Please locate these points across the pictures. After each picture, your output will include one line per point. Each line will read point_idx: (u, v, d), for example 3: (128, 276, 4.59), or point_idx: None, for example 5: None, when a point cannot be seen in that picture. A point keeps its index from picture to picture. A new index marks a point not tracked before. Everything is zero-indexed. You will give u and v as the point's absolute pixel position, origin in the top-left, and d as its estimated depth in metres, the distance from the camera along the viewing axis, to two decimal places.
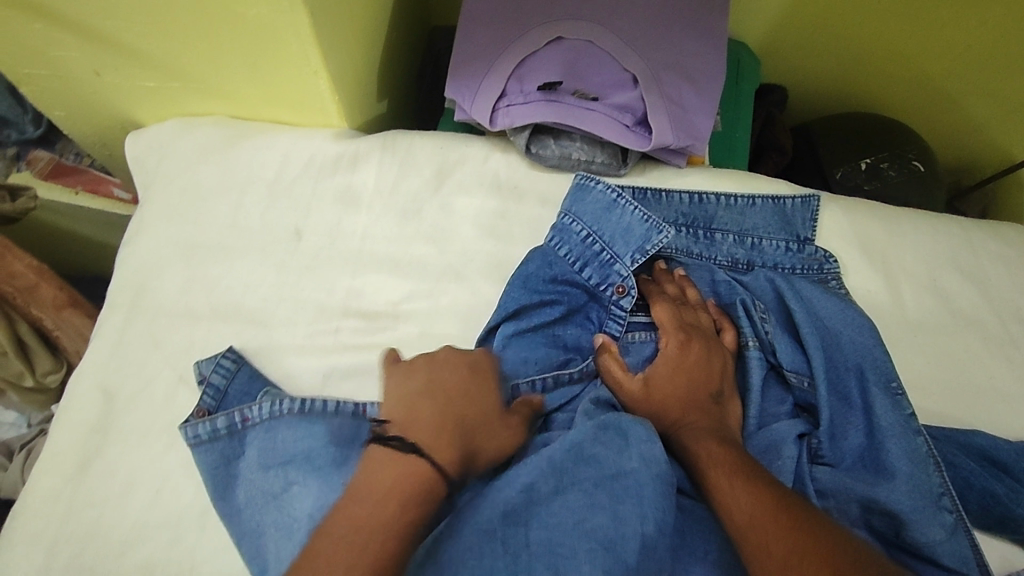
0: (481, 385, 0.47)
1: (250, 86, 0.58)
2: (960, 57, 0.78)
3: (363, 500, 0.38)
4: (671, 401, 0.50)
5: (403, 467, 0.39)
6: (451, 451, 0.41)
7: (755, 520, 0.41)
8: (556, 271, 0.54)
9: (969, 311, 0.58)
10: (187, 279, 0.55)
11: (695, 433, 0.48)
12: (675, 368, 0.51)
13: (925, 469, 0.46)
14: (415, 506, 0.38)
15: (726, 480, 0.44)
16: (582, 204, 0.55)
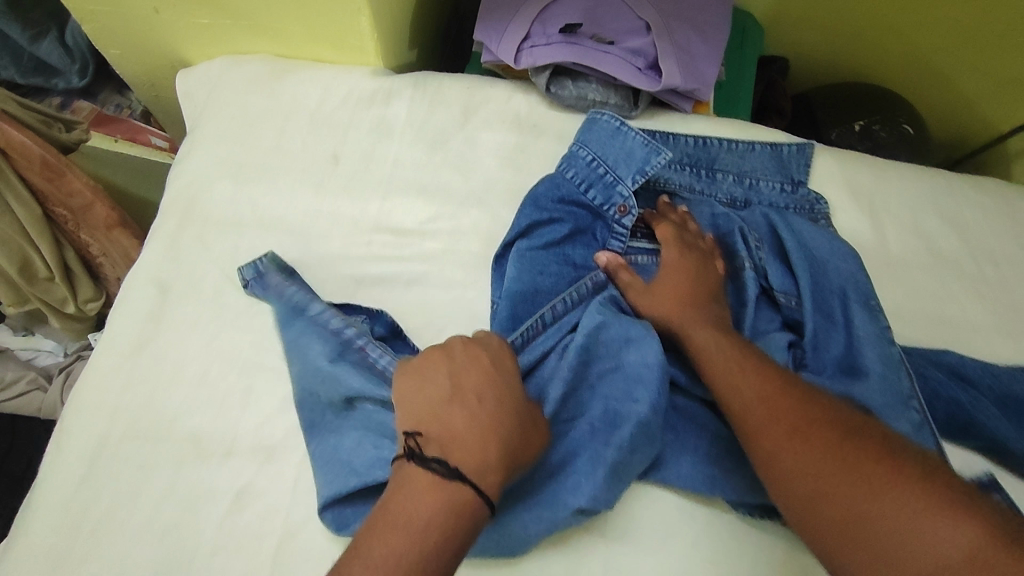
0: (511, 388, 0.47)
1: (297, 25, 0.64)
2: (956, 32, 0.83)
3: (403, 528, 0.39)
4: (675, 311, 0.53)
5: (441, 495, 0.40)
6: (491, 471, 0.42)
7: (765, 396, 0.45)
8: (564, 192, 0.59)
9: (948, 250, 0.63)
10: (234, 194, 0.61)
11: (700, 326, 0.52)
12: (679, 277, 0.55)
13: (896, 372, 0.52)
14: (456, 530, 0.39)
15: (735, 362, 0.48)
16: (591, 133, 0.61)
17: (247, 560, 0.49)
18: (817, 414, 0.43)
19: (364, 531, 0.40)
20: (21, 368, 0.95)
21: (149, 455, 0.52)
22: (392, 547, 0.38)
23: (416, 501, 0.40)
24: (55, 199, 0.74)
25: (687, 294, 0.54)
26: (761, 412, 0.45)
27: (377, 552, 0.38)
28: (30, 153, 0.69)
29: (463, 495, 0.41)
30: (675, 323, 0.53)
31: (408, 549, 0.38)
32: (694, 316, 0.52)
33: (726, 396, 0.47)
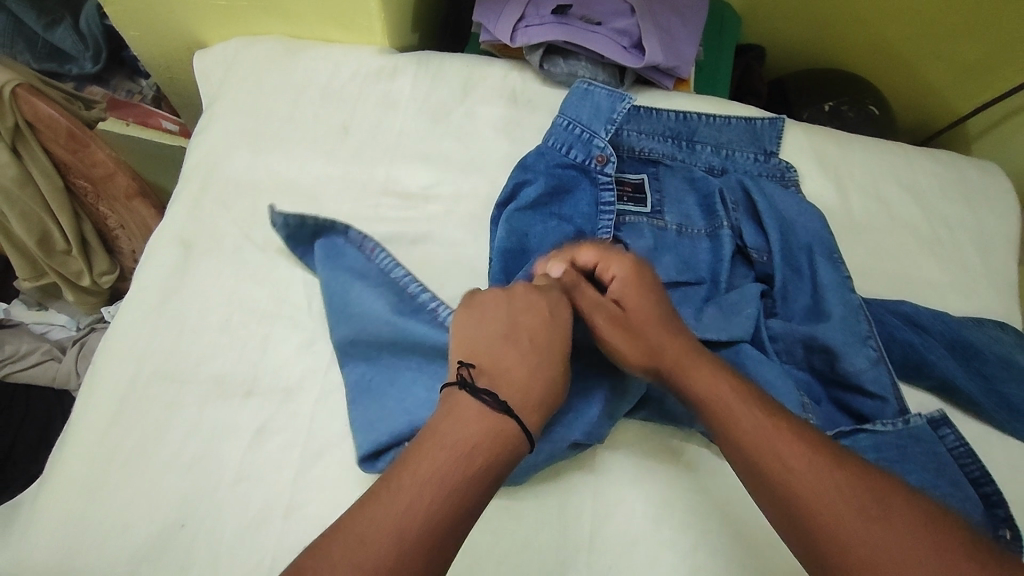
0: (561, 337, 0.50)
1: (310, 7, 0.69)
2: (919, 21, 0.89)
3: (451, 450, 0.41)
4: (648, 346, 0.51)
5: (488, 424, 0.43)
6: (534, 409, 0.45)
7: (818, 466, 0.41)
8: (549, 158, 0.65)
9: (906, 215, 0.69)
10: (252, 160, 0.66)
11: (723, 390, 0.47)
12: (657, 315, 0.52)
13: (855, 316, 0.58)
14: (498, 456, 0.42)
15: (774, 424, 0.44)
16: (576, 103, 0.66)
17: (268, 487, 0.53)
18: (880, 486, 0.40)
19: (411, 446, 0.42)
20: (35, 341, 0.99)
21: (175, 394, 0.56)
22: (441, 465, 0.40)
23: (465, 425, 0.43)
24: (78, 170, 0.78)
25: (672, 334, 0.51)
26: (818, 480, 0.41)
27: (424, 468, 0.40)
28: (55, 125, 0.72)
29: (511, 427, 0.43)
30: (678, 372, 0.50)
31: (456, 467, 0.41)
32: (701, 366, 0.49)
33: (769, 467, 0.42)
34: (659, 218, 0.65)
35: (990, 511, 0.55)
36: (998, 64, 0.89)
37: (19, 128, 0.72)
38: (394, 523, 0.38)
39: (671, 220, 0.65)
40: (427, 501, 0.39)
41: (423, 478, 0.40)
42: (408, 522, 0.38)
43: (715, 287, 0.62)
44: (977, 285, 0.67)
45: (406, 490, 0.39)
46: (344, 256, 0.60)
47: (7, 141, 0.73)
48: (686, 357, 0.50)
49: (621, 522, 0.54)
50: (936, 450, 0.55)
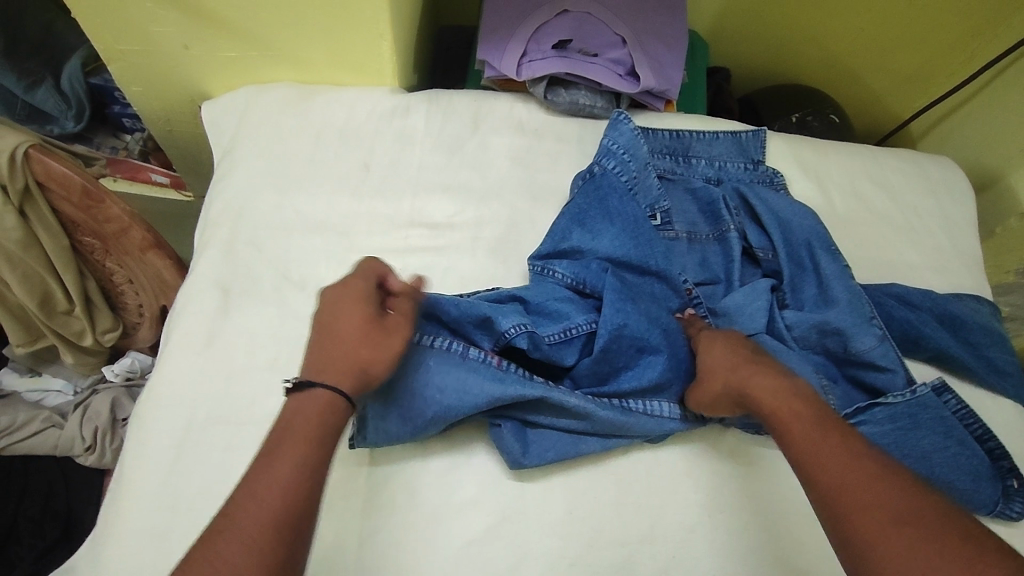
0: (366, 297, 0.52)
1: (322, 53, 0.73)
2: (863, 38, 1.00)
3: (291, 444, 0.45)
4: (736, 378, 0.54)
5: (321, 399, 0.47)
6: (335, 372, 0.48)
7: (864, 479, 0.44)
8: (601, 185, 0.68)
9: (881, 207, 0.77)
10: (279, 202, 0.68)
11: (784, 408, 0.50)
12: (733, 353, 0.57)
13: (859, 300, 0.64)
14: (333, 432, 0.47)
15: (830, 441, 0.47)
16: (622, 136, 0.71)
17: (338, 519, 0.54)
18: (923, 506, 0.43)
19: (251, 464, 0.45)
20: (32, 409, 0.94)
21: (231, 437, 0.57)
22: (284, 462, 0.44)
23: (298, 419, 0.46)
24: (90, 226, 0.77)
25: (742, 364, 0.55)
26: (868, 494, 0.43)
27: (269, 470, 0.43)
28: (69, 182, 0.72)
29: (318, 399, 0.47)
30: (747, 395, 0.53)
31: (297, 452, 0.44)
32: (764, 389, 0.52)
33: (819, 477, 0.46)
34: (671, 229, 0.70)
35: (996, 463, 0.61)
36: (936, 70, 1.00)
37: (28, 189, 0.72)
38: (251, 526, 0.40)
39: (681, 229, 0.70)
40: (278, 496, 0.42)
41: (281, 456, 0.44)
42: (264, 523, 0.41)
43: (729, 286, 0.68)
44: (951, 264, 0.75)
45: (252, 498, 0.42)
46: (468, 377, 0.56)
47: (16, 204, 0.72)
48: (752, 383, 0.53)
49: (679, 511, 0.57)
50: (942, 415, 0.60)
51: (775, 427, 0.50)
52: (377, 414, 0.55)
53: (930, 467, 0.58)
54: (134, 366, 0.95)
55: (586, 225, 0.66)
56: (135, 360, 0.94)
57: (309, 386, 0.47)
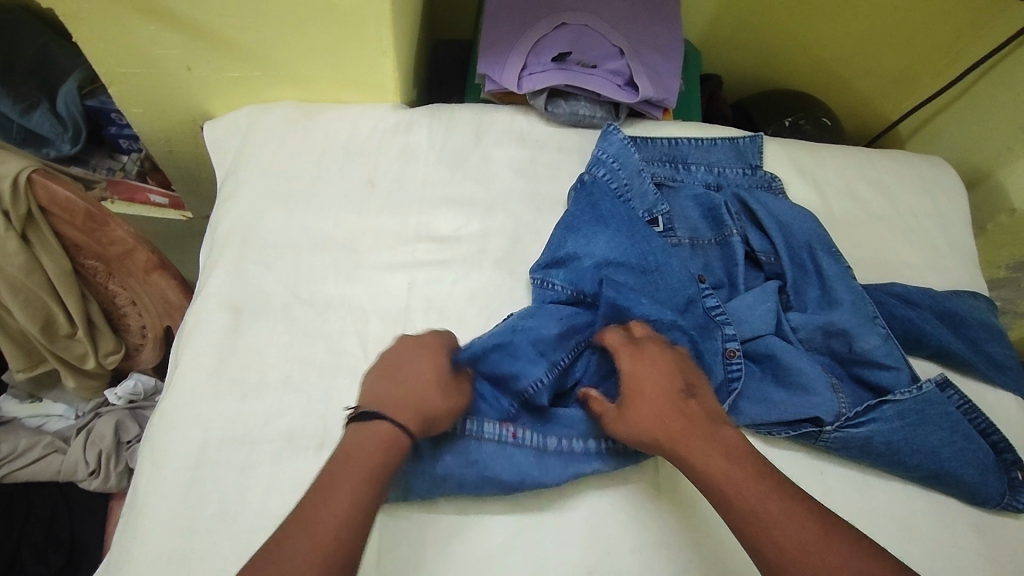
0: (430, 348, 0.55)
1: (324, 71, 0.74)
2: (850, 43, 1.02)
3: (347, 482, 0.46)
4: (654, 432, 0.52)
5: (380, 434, 0.49)
6: (404, 411, 0.50)
7: (808, 552, 0.45)
8: (600, 195, 0.69)
9: (877, 208, 0.78)
10: (286, 219, 0.68)
11: (724, 470, 0.49)
12: (658, 392, 0.53)
13: (862, 300, 0.65)
14: (388, 469, 0.48)
15: (773, 508, 0.47)
16: (612, 145, 0.73)
17: None
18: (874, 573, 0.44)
19: (304, 496, 0.46)
20: (33, 434, 0.92)
21: (247, 457, 0.57)
22: (341, 498, 0.45)
23: (354, 454, 0.48)
24: (93, 249, 0.77)
25: (672, 413, 0.52)
26: (813, 564, 0.45)
27: (326, 505, 0.45)
28: (73, 207, 0.72)
29: (385, 436, 0.49)
30: (677, 452, 0.51)
31: (353, 490, 0.46)
32: (696, 449, 0.50)
33: (767, 549, 0.46)
34: (673, 235, 0.70)
35: (1000, 456, 0.63)
36: (922, 72, 1.02)
37: (31, 215, 0.71)
38: (308, 561, 0.42)
39: (683, 235, 0.71)
40: (333, 534, 0.44)
41: (336, 494, 0.46)
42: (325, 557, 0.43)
43: (733, 289, 0.68)
44: (947, 262, 0.76)
45: (314, 532, 0.44)
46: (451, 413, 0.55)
47: (18, 229, 0.71)
48: (686, 442, 0.51)
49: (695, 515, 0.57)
50: (948, 410, 0.61)
51: (709, 494, 0.49)
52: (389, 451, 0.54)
53: (938, 461, 0.60)
54: (138, 388, 0.94)
55: (584, 234, 0.66)
56: (137, 382, 0.94)
57: (379, 420, 0.49)
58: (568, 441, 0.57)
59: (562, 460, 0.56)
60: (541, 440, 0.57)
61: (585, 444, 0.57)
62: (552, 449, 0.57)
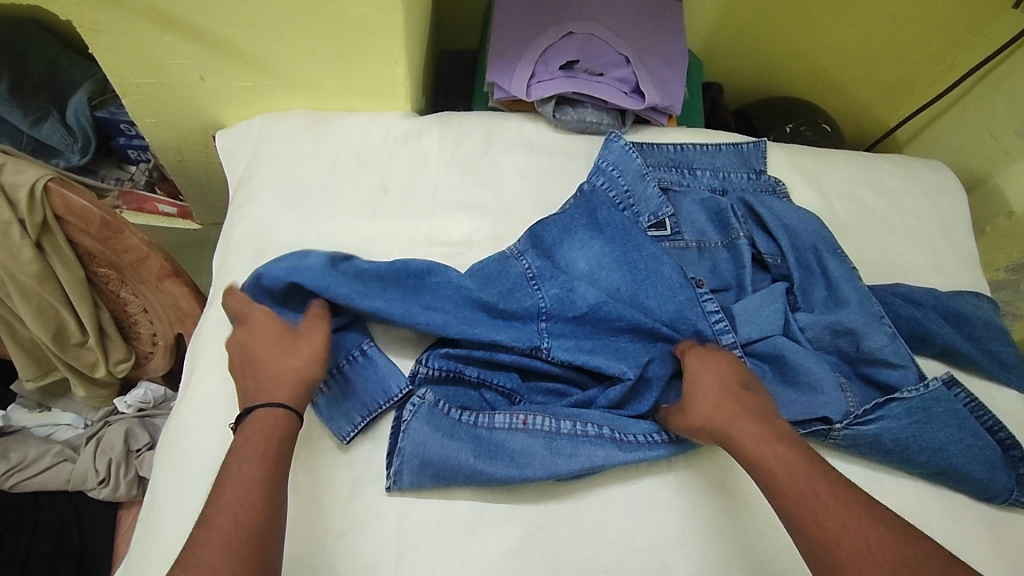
0: (261, 324, 0.57)
1: (336, 80, 0.75)
2: (848, 51, 1.04)
3: (240, 465, 0.49)
4: (715, 419, 0.54)
5: (260, 418, 0.51)
6: (278, 390, 0.53)
7: (852, 530, 0.46)
8: (604, 202, 0.69)
9: (879, 211, 0.80)
10: (300, 225, 0.70)
11: (776, 451, 0.51)
12: (720, 388, 0.56)
13: (867, 299, 0.67)
14: (279, 442, 0.51)
15: (820, 487, 0.49)
16: (613, 153, 0.73)
17: (375, 535, 0.54)
18: (910, 558, 0.45)
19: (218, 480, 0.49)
20: (42, 444, 0.92)
21: None
22: (245, 477, 0.48)
23: (242, 441, 0.50)
24: (107, 257, 0.77)
25: (727, 402, 0.55)
26: (854, 549, 0.45)
27: (237, 484, 0.48)
28: (89, 215, 0.73)
29: (269, 414, 0.52)
30: (730, 439, 0.53)
31: (251, 470, 0.48)
32: (750, 433, 0.52)
33: (812, 531, 0.47)
34: (680, 238, 0.72)
35: (1007, 453, 0.64)
36: (920, 79, 1.04)
37: (46, 223, 0.72)
38: (222, 539, 0.45)
39: (690, 238, 0.72)
40: (234, 514, 0.46)
41: (235, 476, 0.48)
42: (239, 534, 0.45)
43: (741, 291, 0.69)
44: (950, 263, 0.78)
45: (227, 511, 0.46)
46: (435, 417, 0.56)
47: (33, 238, 0.72)
48: (736, 426, 0.53)
49: (708, 512, 0.58)
50: (955, 407, 0.62)
51: (761, 479, 0.51)
52: (403, 463, 0.55)
53: (946, 458, 0.60)
54: (147, 397, 0.94)
55: (579, 237, 0.66)
56: (147, 390, 0.94)
57: (258, 406, 0.52)
58: (581, 424, 0.58)
59: (574, 441, 0.57)
60: (553, 423, 0.58)
61: (599, 428, 0.58)
62: (565, 432, 0.58)
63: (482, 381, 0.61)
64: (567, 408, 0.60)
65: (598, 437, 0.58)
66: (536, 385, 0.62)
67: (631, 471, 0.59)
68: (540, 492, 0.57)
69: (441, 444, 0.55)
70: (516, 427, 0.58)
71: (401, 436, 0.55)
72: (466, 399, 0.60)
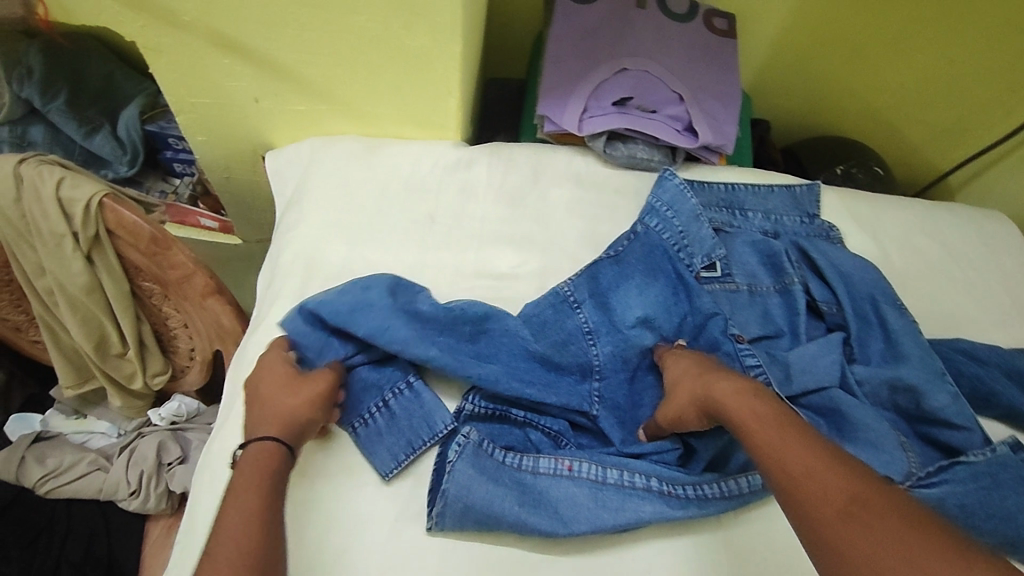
0: (277, 363, 0.58)
1: (389, 109, 0.75)
2: (902, 95, 1.03)
3: (242, 496, 0.47)
4: (694, 386, 0.56)
5: (262, 452, 0.51)
6: (277, 425, 0.53)
7: (801, 465, 0.44)
8: (659, 249, 0.69)
9: (937, 261, 0.77)
10: (348, 252, 0.69)
11: (743, 411, 0.51)
12: (699, 364, 0.58)
13: (929, 355, 0.64)
14: (279, 479, 0.50)
15: (785, 437, 0.47)
16: (667, 192, 0.72)
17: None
18: (868, 495, 0.41)
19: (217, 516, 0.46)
20: (77, 451, 0.92)
21: (300, 493, 0.55)
22: (245, 507, 0.46)
23: (245, 472, 0.49)
24: (154, 272, 0.77)
25: (704, 370, 0.57)
26: (812, 485, 0.43)
27: (239, 513, 0.46)
28: (138, 231, 0.73)
29: (259, 449, 0.51)
30: (706, 398, 0.54)
31: (253, 502, 0.47)
32: (725, 390, 0.54)
33: (775, 472, 0.45)
34: (731, 280, 0.70)
35: None
36: (975, 125, 1.03)
37: (98, 236, 0.73)
38: (224, 566, 0.42)
39: (741, 280, 0.70)
40: (236, 543, 0.44)
41: (241, 506, 0.46)
42: (241, 564, 0.43)
43: (795, 338, 0.67)
44: (1012, 319, 0.75)
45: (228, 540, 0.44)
46: (478, 460, 0.55)
47: (84, 250, 0.73)
48: (714, 385, 0.55)
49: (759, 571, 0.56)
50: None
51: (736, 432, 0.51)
52: (445, 508, 0.53)
53: None
54: (180, 410, 0.95)
55: (634, 284, 0.66)
56: (181, 403, 0.95)
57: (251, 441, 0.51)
58: (628, 475, 0.57)
59: (621, 493, 0.56)
60: (599, 472, 0.57)
61: (648, 480, 0.57)
62: (612, 482, 0.56)
63: (528, 421, 0.61)
64: (615, 456, 0.59)
65: (645, 493, 0.56)
66: (581, 429, 0.62)
67: (681, 526, 0.57)
68: (584, 545, 0.55)
69: (485, 490, 0.53)
70: (562, 477, 0.56)
71: (445, 477, 0.54)
72: (510, 439, 0.59)
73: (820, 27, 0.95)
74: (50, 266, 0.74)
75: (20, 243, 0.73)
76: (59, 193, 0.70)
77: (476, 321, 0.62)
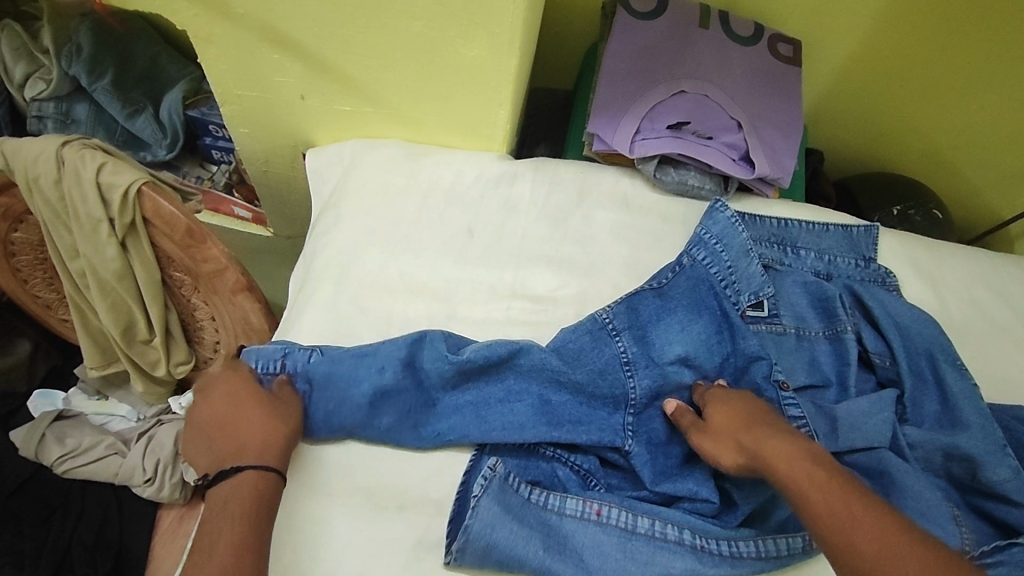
0: (237, 393, 0.54)
1: (437, 117, 0.73)
2: (970, 133, 0.97)
3: (226, 527, 0.46)
4: (743, 442, 0.52)
5: (248, 479, 0.49)
6: (258, 449, 0.51)
7: (885, 554, 0.43)
8: (706, 283, 0.65)
9: (1000, 319, 0.73)
10: (384, 260, 0.67)
11: (805, 480, 0.48)
12: (740, 414, 0.55)
13: (990, 424, 0.60)
14: (266, 508, 0.49)
15: (856, 516, 0.45)
16: (718, 224, 0.69)
17: None
18: None
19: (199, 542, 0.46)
20: (97, 433, 0.92)
21: (318, 512, 0.53)
22: (229, 539, 0.46)
23: (231, 500, 0.48)
24: (186, 264, 0.76)
25: (750, 424, 0.53)
26: None
27: (216, 548, 0.45)
28: (175, 222, 0.72)
29: (248, 475, 0.49)
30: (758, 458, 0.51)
31: (237, 535, 0.46)
32: (779, 451, 0.50)
33: (850, 558, 0.44)
34: (778, 322, 0.66)
35: None
36: None
37: (134, 224, 0.72)
38: None
39: (789, 323, 0.66)
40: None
41: (224, 541, 0.46)
42: None
43: (844, 391, 0.64)
44: None
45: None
46: (505, 496, 0.53)
47: (119, 237, 0.72)
48: (767, 446, 0.51)
49: None
50: None
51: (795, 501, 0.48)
52: (472, 547, 0.50)
53: None
54: None
55: (677, 320, 0.62)
56: None
57: (235, 466, 0.50)
58: (660, 525, 0.54)
59: (651, 545, 0.53)
60: (630, 520, 0.54)
61: (680, 533, 0.54)
62: (642, 532, 0.54)
63: (556, 456, 0.58)
64: (647, 502, 0.56)
65: (675, 548, 0.53)
66: (611, 468, 0.60)
67: None
68: None
69: (509, 531, 0.51)
70: (588, 521, 0.54)
71: (469, 512, 0.51)
72: (538, 473, 0.57)
73: (889, 57, 0.90)
74: (83, 250, 0.73)
75: (56, 224, 0.72)
76: (99, 178, 0.69)
77: (507, 357, 0.58)
